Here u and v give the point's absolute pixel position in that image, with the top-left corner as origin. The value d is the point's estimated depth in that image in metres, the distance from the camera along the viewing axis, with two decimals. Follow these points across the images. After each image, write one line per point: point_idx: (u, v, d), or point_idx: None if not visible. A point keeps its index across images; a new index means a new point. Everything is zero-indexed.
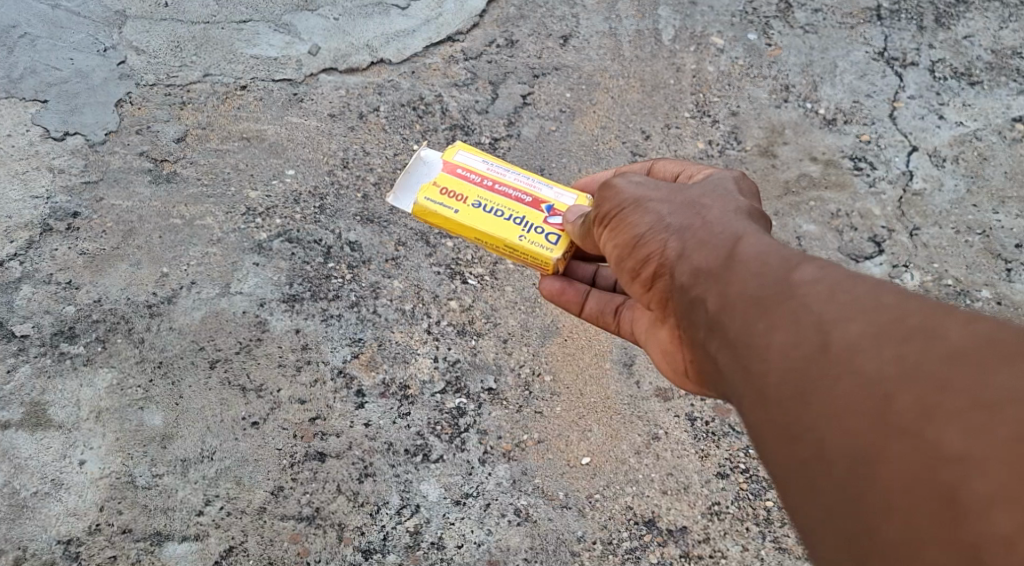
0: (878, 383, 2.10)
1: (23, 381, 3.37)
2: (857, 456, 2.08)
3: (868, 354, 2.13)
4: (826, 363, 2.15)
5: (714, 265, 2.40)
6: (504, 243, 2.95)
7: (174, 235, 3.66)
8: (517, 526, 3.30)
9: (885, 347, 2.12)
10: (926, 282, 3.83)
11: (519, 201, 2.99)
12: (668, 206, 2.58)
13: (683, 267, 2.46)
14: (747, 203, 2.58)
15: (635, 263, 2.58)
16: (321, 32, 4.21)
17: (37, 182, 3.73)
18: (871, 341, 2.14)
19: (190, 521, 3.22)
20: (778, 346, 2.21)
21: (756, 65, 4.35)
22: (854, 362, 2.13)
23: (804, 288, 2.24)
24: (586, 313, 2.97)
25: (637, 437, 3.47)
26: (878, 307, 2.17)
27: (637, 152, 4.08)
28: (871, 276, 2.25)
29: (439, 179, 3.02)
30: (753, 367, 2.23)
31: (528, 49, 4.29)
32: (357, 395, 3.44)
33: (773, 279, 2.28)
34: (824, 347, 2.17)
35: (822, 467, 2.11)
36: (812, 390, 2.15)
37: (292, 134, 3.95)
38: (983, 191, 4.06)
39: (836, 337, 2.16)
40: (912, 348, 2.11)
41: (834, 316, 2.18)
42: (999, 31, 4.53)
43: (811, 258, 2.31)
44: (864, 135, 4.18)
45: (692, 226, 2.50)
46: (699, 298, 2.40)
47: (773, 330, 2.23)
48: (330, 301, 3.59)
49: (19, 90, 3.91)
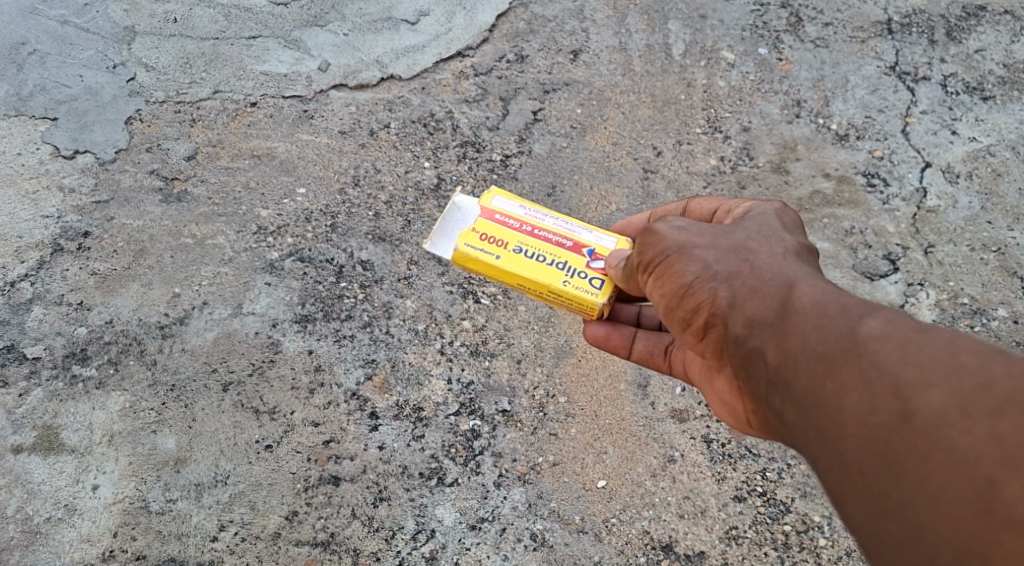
0: (977, 460, 2.14)
1: (35, 404, 3.35)
2: (964, 543, 2.12)
3: (956, 427, 2.17)
4: (911, 434, 2.20)
5: (771, 317, 2.45)
6: (548, 288, 2.93)
7: (186, 254, 3.65)
8: (534, 552, 3.28)
9: (977, 422, 2.16)
10: (942, 301, 3.78)
11: (560, 245, 2.97)
12: (713, 252, 2.59)
13: (736, 318, 2.50)
14: (793, 241, 2.64)
15: (686, 313, 2.59)
16: (330, 48, 4.20)
17: (47, 201, 3.72)
18: (958, 412, 2.18)
19: (205, 547, 3.21)
20: (854, 411, 2.26)
21: (767, 80, 4.31)
22: (942, 435, 2.18)
23: (872, 345, 2.29)
24: (634, 355, 3.00)
25: (653, 460, 3.45)
26: (962, 371, 2.21)
27: (649, 168, 4.03)
28: (940, 329, 2.29)
29: (478, 225, 2.99)
30: (828, 431, 2.29)
31: (538, 65, 4.27)
32: (371, 417, 3.42)
33: (840, 337, 2.33)
34: (906, 415, 2.21)
35: (923, 550, 2.16)
36: (900, 462, 2.20)
37: (303, 151, 3.93)
38: (997, 208, 4.00)
39: (918, 405, 2.21)
40: (1008, 423, 2.14)
41: (912, 382, 2.23)
42: (1011, 44, 4.49)
43: (876, 308, 2.35)
44: (877, 150, 4.12)
45: (741, 274, 2.54)
46: (756, 351, 2.45)
47: (845, 394, 2.28)
48: (343, 322, 3.57)
49: (28, 107, 3.90)
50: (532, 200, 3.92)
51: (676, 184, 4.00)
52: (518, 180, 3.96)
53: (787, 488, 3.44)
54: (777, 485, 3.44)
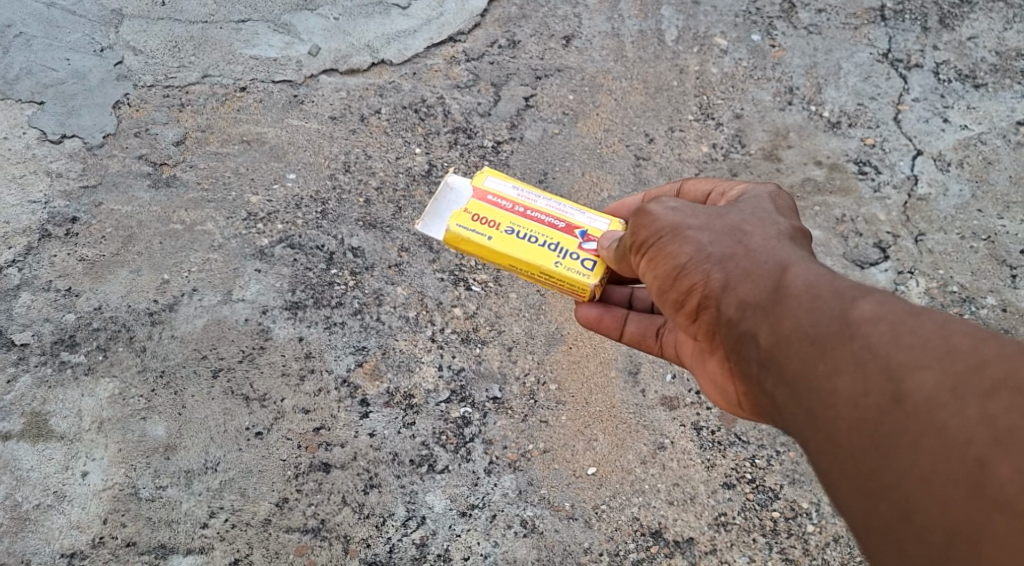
0: (968, 442, 2.15)
1: (24, 391, 3.33)
2: (953, 523, 2.13)
3: (949, 409, 2.18)
4: (902, 415, 2.20)
5: (763, 300, 2.45)
6: (540, 269, 2.92)
7: (175, 241, 3.63)
8: (524, 538, 3.28)
9: (969, 404, 2.17)
10: (931, 289, 3.75)
11: (552, 226, 2.96)
12: (707, 234, 2.58)
13: (729, 300, 2.49)
14: (787, 225, 2.63)
15: (678, 295, 2.59)
16: (321, 32, 4.17)
17: (34, 186, 3.69)
18: (949, 394, 2.18)
19: (195, 534, 3.19)
20: (846, 393, 2.26)
21: (759, 67, 4.28)
22: (934, 417, 2.18)
23: (864, 328, 2.29)
24: (626, 337, 3.00)
25: (643, 447, 3.45)
26: (954, 353, 2.21)
27: (641, 156, 4.01)
28: (932, 312, 2.29)
29: (470, 206, 2.98)
30: (820, 413, 2.29)
31: (530, 50, 4.25)
32: (362, 404, 3.41)
33: (832, 318, 2.33)
34: (898, 397, 2.21)
35: (912, 530, 2.16)
36: (891, 444, 2.20)
37: (293, 137, 3.91)
38: (988, 196, 3.97)
39: (910, 388, 2.21)
40: (998, 404, 2.16)
41: (904, 364, 2.23)
42: (1003, 32, 4.45)
43: (868, 291, 2.35)
44: (869, 138, 4.10)
45: (735, 255, 2.53)
46: (748, 334, 2.45)
47: (837, 376, 2.28)
48: (333, 309, 3.56)
49: (14, 91, 3.87)
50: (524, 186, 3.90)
51: (668, 172, 3.97)
52: (510, 167, 3.94)
53: (776, 475, 3.44)
54: (765, 472, 3.44)
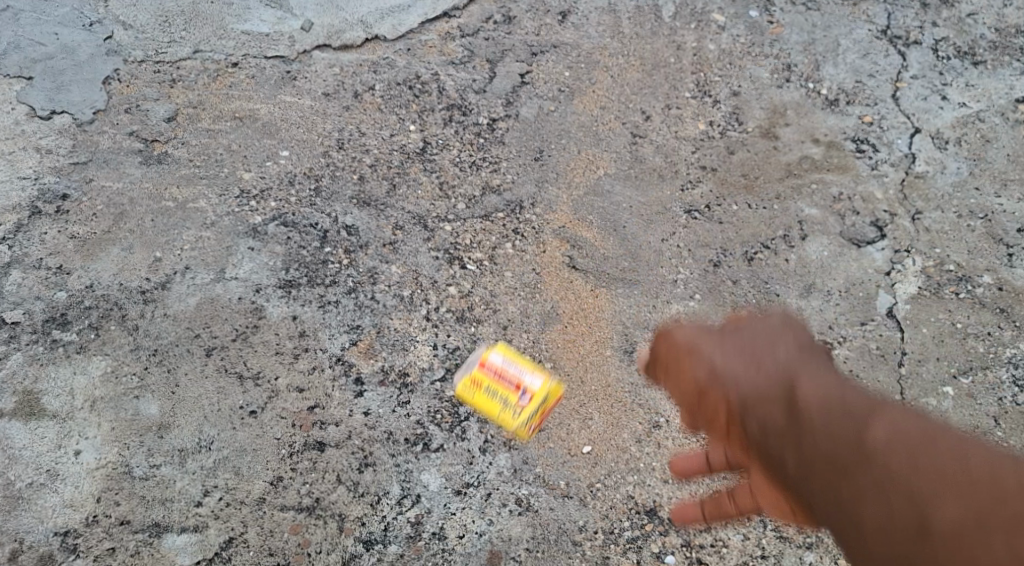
0: (940, 534, 2.21)
1: (15, 369, 3.32)
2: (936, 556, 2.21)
3: (976, 541, 2.18)
4: (929, 548, 2.21)
5: (784, 424, 2.43)
6: None
7: (167, 219, 3.62)
8: (519, 517, 3.23)
9: (970, 518, 2.19)
10: (927, 268, 3.64)
11: None
12: (728, 352, 2.53)
13: (751, 422, 2.47)
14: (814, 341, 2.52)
15: (706, 414, 2.55)
16: (313, 7, 4.14)
17: (23, 162, 3.69)
18: (974, 524, 2.19)
19: (189, 512, 3.15)
20: (871, 513, 2.28)
21: (757, 43, 4.22)
22: (960, 549, 2.19)
23: (879, 456, 2.29)
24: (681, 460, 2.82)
25: (638, 425, 3.39)
26: (960, 478, 2.23)
27: (637, 133, 3.96)
28: (948, 433, 2.29)
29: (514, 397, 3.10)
30: (846, 511, 2.31)
31: (526, 26, 4.21)
32: (357, 383, 3.38)
33: (851, 447, 2.33)
34: (923, 529, 2.22)
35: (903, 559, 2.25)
36: (909, 555, 2.24)
37: (285, 113, 3.90)
38: (985, 173, 3.85)
39: (933, 518, 2.22)
40: (999, 538, 2.17)
41: (926, 493, 2.24)
42: (1003, 9, 4.35)
43: (887, 418, 2.34)
44: (866, 116, 4.01)
45: (753, 373, 2.49)
46: (778, 457, 2.43)
47: (864, 503, 2.29)
48: (328, 287, 3.54)
49: (3, 66, 3.87)
50: (518, 164, 3.86)
51: (665, 149, 3.92)
52: (505, 144, 3.90)
53: None
54: None
